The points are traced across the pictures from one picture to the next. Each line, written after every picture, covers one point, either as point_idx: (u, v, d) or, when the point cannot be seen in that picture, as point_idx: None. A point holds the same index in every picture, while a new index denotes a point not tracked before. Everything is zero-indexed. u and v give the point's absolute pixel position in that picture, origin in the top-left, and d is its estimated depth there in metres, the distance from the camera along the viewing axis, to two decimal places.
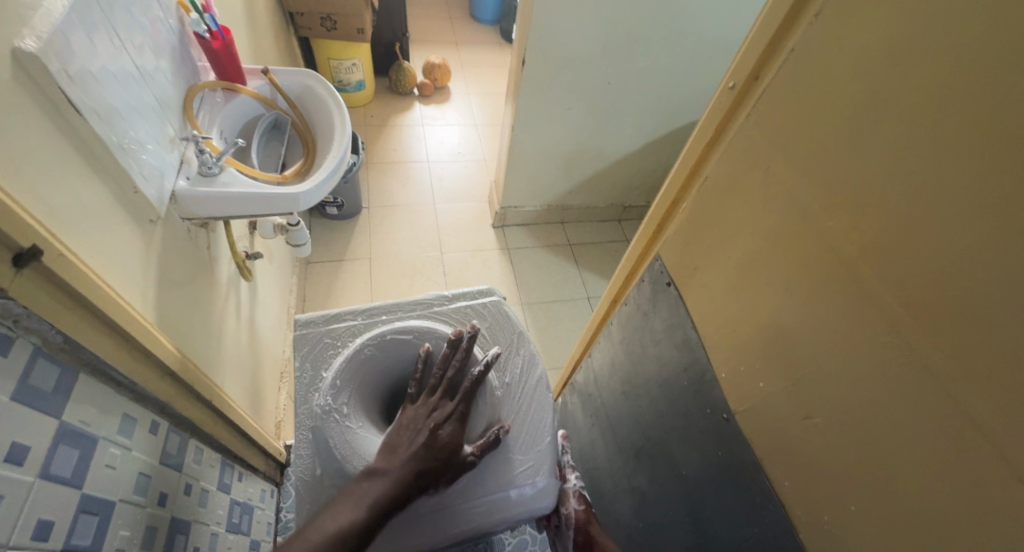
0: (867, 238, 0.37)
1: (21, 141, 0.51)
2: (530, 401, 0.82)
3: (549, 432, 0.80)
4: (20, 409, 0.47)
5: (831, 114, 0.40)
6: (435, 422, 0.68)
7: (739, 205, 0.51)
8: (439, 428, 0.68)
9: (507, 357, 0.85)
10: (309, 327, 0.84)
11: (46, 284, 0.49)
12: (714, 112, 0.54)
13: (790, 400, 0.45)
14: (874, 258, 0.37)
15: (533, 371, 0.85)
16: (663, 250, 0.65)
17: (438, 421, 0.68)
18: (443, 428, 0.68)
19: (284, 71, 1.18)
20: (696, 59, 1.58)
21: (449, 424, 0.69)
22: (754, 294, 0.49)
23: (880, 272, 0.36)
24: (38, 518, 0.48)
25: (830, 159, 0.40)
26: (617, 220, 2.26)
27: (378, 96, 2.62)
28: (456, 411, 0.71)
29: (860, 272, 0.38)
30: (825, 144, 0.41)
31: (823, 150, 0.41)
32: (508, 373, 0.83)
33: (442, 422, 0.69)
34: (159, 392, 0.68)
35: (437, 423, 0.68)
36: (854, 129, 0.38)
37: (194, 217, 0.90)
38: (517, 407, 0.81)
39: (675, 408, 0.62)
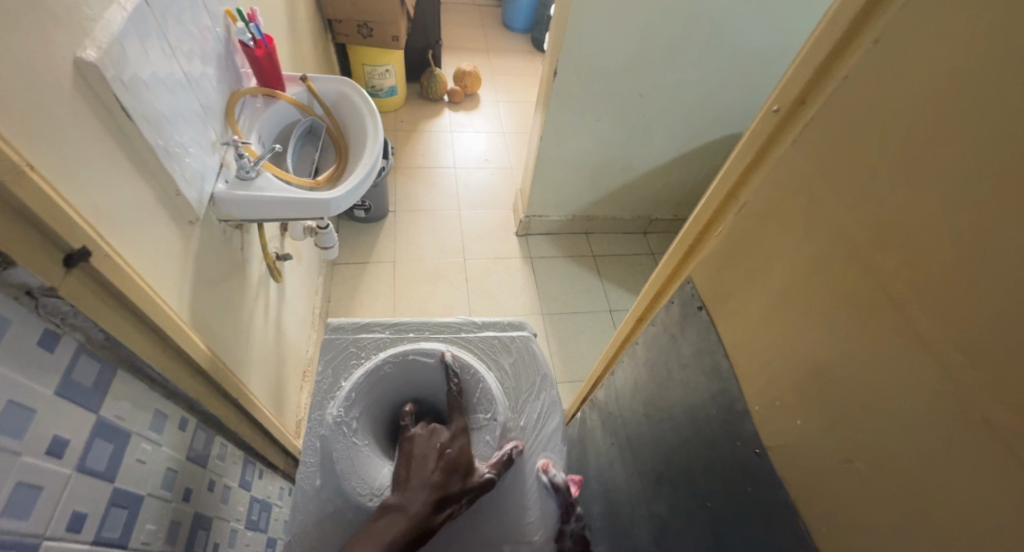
0: (920, 277, 0.36)
1: (78, 145, 0.53)
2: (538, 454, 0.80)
3: (557, 485, 0.78)
4: (62, 403, 0.48)
5: (879, 148, 0.39)
6: (440, 442, 0.71)
7: (779, 233, 0.49)
8: (446, 448, 0.70)
9: (526, 402, 0.84)
10: (340, 333, 0.86)
11: (93, 283, 0.50)
12: (756, 136, 0.53)
13: (829, 441, 0.43)
14: (926, 297, 0.35)
15: (549, 421, 0.84)
16: (695, 273, 0.64)
17: (443, 443, 0.71)
18: (448, 449, 0.70)
19: (322, 78, 1.20)
20: (731, 72, 1.56)
21: (455, 442, 0.71)
22: (791, 326, 0.48)
23: (932, 311, 0.35)
24: (74, 509, 0.49)
25: (878, 191, 0.39)
26: (642, 233, 2.23)
27: (409, 101, 2.66)
28: (458, 432, 0.73)
29: (911, 313, 0.36)
30: (875, 176, 0.39)
31: (870, 182, 0.40)
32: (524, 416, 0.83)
33: (448, 441, 0.71)
34: (190, 390, 0.70)
35: (443, 445, 0.71)
36: (908, 163, 0.37)
37: (231, 219, 0.93)
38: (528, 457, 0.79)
39: (701, 436, 0.61)
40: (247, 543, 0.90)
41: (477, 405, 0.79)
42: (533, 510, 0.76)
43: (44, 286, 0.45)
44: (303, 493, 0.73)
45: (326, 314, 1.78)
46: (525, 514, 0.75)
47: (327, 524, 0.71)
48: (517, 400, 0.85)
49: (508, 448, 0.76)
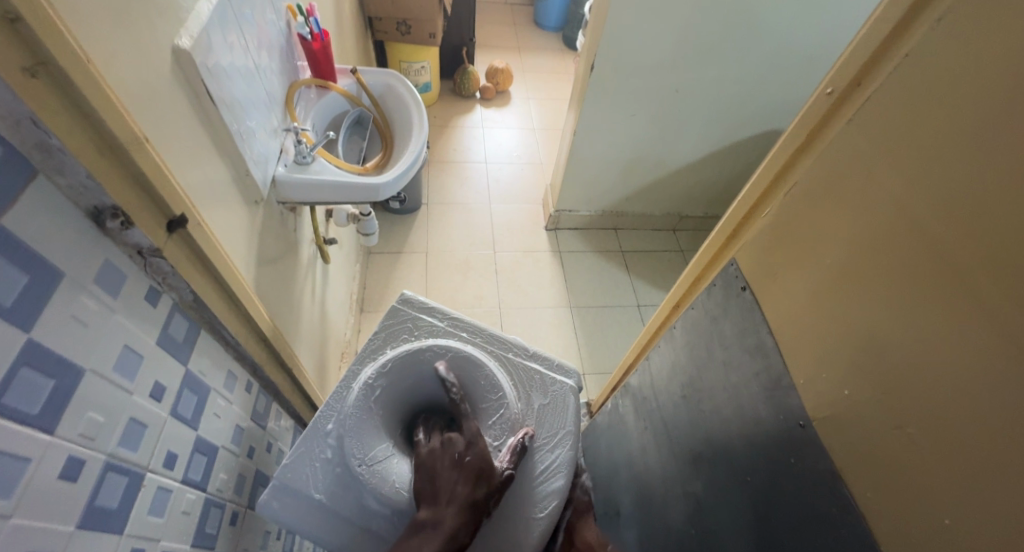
0: (982, 247, 0.37)
1: (174, 125, 0.59)
2: (521, 506, 0.66)
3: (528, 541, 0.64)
4: (161, 353, 0.54)
5: (944, 124, 0.40)
6: (457, 453, 0.62)
7: (834, 210, 0.50)
8: (464, 457, 0.62)
9: (540, 448, 0.70)
10: (405, 306, 0.81)
11: (186, 248, 0.55)
12: (808, 118, 0.54)
13: (878, 409, 0.45)
14: (985, 265, 0.36)
15: (553, 481, 0.68)
16: (738, 254, 0.65)
17: (462, 451, 0.62)
18: (467, 456, 0.62)
19: (370, 71, 1.26)
20: (770, 68, 1.55)
21: (474, 448, 0.63)
22: (841, 301, 0.49)
23: (994, 279, 0.36)
24: (167, 450, 0.54)
25: (943, 164, 0.40)
26: (672, 230, 2.23)
27: (442, 98, 2.72)
28: (475, 437, 0.64)
29: (972, 280, 0.37)
30: (934, 150, 0.40)
31: (934, 157, 0.40)
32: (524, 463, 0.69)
33: (465, 450, 0.62)
34: (255, 355, 0.75)
35: (462, 453, 0.62)
36: (969, 135, 0.38)
37: (288, 202, 0.99)
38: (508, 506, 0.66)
39: (743, 412, 0.62)
40: None
41: (490, 427, 0.70)
42: (539, 530, 0.65)
43: (151, 247, 0.50)
44: (304, 451, 0.67)
45: (362, 300, 1.85)
46: (532, 525, 0.65)
47: (320, 481, 0.66)
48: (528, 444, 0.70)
49: (520, 434, 0.69)
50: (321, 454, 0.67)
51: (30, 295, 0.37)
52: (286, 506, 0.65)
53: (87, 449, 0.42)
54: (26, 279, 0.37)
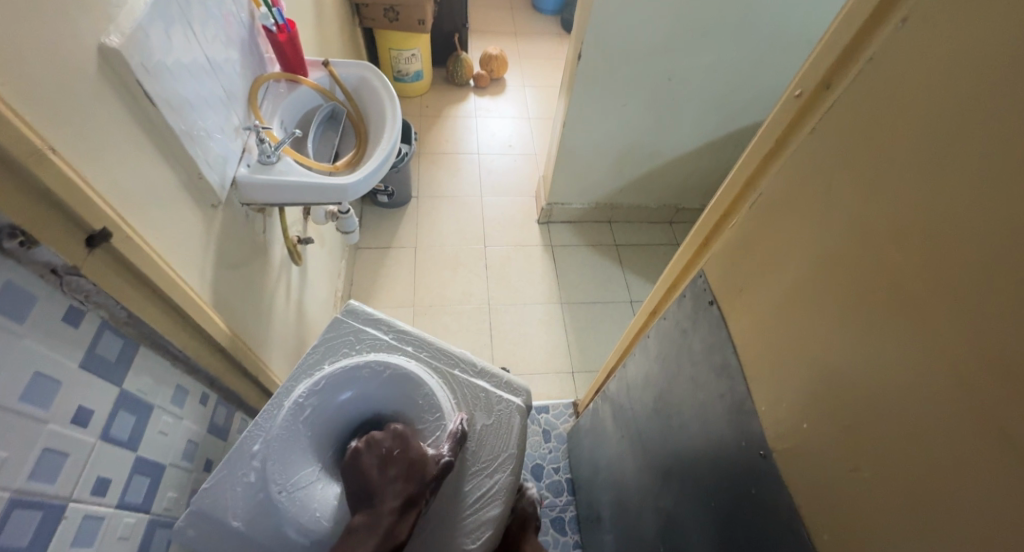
0: (943, 276, 0.33)
1: (102, 130, 0.55)
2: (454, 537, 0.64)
3: None
4: (87, 375, 0.51)
5: (905, 140, 0.36)
6: (384, 449, 0.62)
7: (792, 227, 0.47)
8: (391, 451, 0.62)
9: (477, 473, 0.68)
10: (351, 319, 0.79)
11: (112, 263, 0.52)
12: (775, 124, 0.50)
13: (837, 448, 0.41)
14: (945, 297, 0.33)
15: (489, 509, 0.66)
16: (706, 266, 0.61)
17: (388, 447, 0.62)
18: (394, 450, 0.62)
19: (344, 63, 1.22)
20: (766, 54, 1.49)
21: (400, 442, 0.63)
22: (801, 327, 0.45)
23: (952, 313, 0.32)
24: (97, 475, 0.52)
25: (904, 183, 0.36)
26: (668, 223, 2.18)
27: (435, 86, 2.66)
28: (401, 431, 0.64)
29: (931, 313, 0.34)
30: (893, 167, 0.37)
31: (893, 177, 0.37)
32: (459, 491, 0.67)
33: (391, 444, 0.62)
34: (210, 366, 0.73)
35: (388, 450, 0.62)
36: (931, 152, 0.34)
37: (253, 203, 0.95)
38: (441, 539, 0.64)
39: (708, 433, 0.59)
40: None
41: None
42: None
43: (66, 265, 0.47)
44: (227, 472, 0.65)
45: (349, 297, 1.83)
46: None
47: (240, 507, 0.64)
48: (466, 470, 0.68)
49: (458, 422, 0.69)
50: (244, 476, 0.65)
51: None
52: (200, 534, 0.62)
53: None
54: None
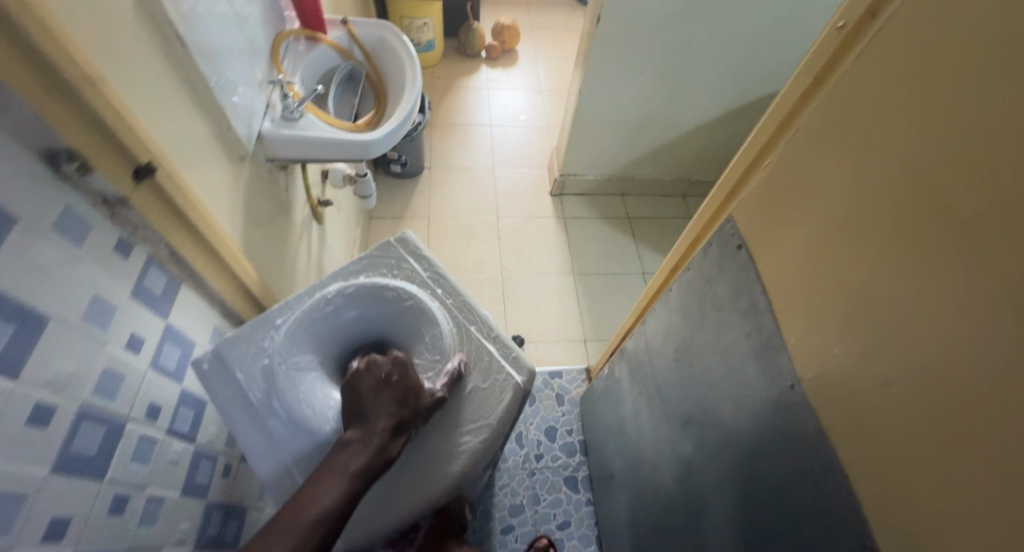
0: (987, 188, 0.33)
1: (139, 70, 0.56)
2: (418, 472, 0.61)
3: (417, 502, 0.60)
4: (137, 305, 0.53)
5: (959, 46, 0.35)
6: (383, 373, 0.59)
7: (834, 157, 0.46)
8: (390, 376, 0.59)
9: (459, 425, 0.63)
10: (399, 244, 0.72)
11: (156, 199, 0.53)
12: (816, 58, 0.49)
13: (867, 370, 0.42)
14: (987, 210, 0.32)
15: (455, 462, 0.61)
16: (736, 212, 0.61)
17: (388, 371, 0.59)
18: (393, 376, 0.59)
19: (362, 23, 1.21)
20: (790, 19, 1.45)
21: (400, 369, 0.60)
22: (838, 258, 0.46)
23: (996, 226, 0.32)
24: (149, 401, 0.55)
25: (958, 99, 0.35)
26: (681, 197, 2.16)
27: (447, 57, 2.63)
28: (402, 359, 0.61)
29: (975, 229, 0.33)
30: (942, 83, 0.36)
31: (947, 87, 0.35)
32: (433, 435, 0.63)
33: (390, 370, 0.59)
34: (242, 312, 0.75)
35: (387, 374, 0.59)
36: (985, 61, 0.33)
37: (277, 159, 0.96)
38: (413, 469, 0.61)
39: (731, 373, 0.61)
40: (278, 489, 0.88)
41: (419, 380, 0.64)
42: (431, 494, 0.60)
43: (117, 196, 0.48)
44: (247, 335, 0.64)
45: None
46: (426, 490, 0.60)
47: (247, 367, 0.62)
48: (445, 418, 0.63)
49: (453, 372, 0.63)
50: (262, 347, 0.63)
51: None
52: (210, 375, 0.61)
53: (57, 397, 0.42)
54: None
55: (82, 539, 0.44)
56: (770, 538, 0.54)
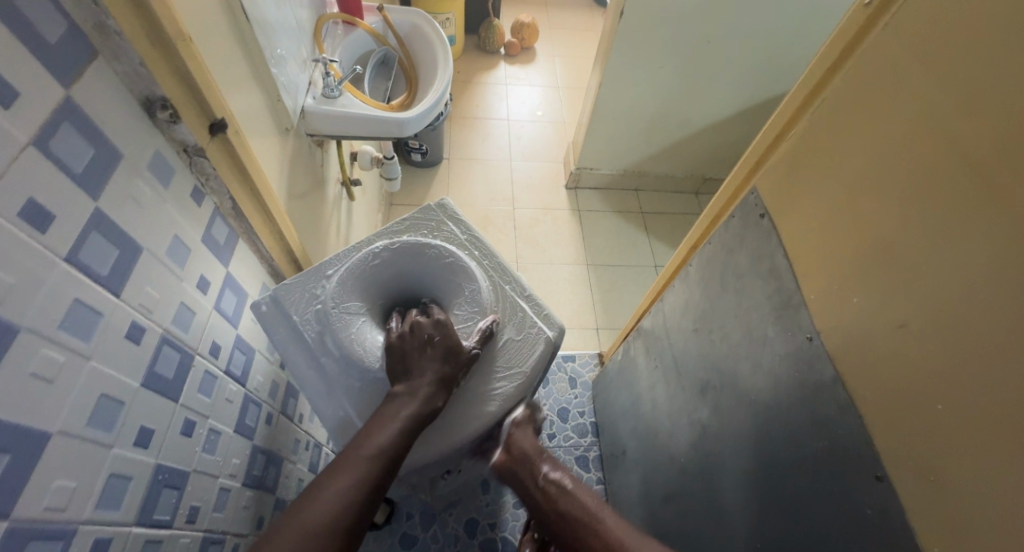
0: (1007, 136, 0.36)
1: (212, 37, 0.61)
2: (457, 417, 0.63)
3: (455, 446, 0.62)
4: (206, 250, 0.57)
5: (983, 11, 0.38)
6: (426, 333, 0.62)
7: (860, 121, 0.50)
8: (432, 337, 0.62)
9: (493, 374, 0.66)
10: (439, 209, 0.77)
11: (227, 155, 0.58)
12: (843, 33, 0.52)
13: (886, 313, 0.46)
14: (1007, 156, 0.36)
15: (490, 406, 0.64)
16: (760, 182, 0.65)
17: (430, 332, 0.62)
18: (435, 336, 0.62)
19: (396, 10, 1.25)
20: (810, 19, 1.48)
21: (442, 329, 0.63)
22: (861, 213, 0.49)
23: (1016, 170, 0.35)
24: (212, 340, 0.59)
25: (979, 59, 0.38)
26: (694, 194, 2.19)
27: (467, 52, 2.67)
28: (443, 320, 0.64)
29: (996, 174, 0.37)
30: (967, 44, 0.39)
31: (971, 48, 0.39)
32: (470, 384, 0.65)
33: (432, 330, 0.62)
34: (286, 273, 0.80)
35: (429, 335, 0.62)
36: (1009, 22, 0.36)
37: (316, 134, 1.01)
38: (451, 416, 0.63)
39: (751, 336, 0.64)
40: (308, 448, 0.92)
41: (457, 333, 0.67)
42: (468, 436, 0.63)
43: (196, 146, 0.53)
44: (302, 285, 0.68)
45: None
46: (464, 434, 0.63)
47: (302, 311, 0.66)
48: (479, 366, 0.66)
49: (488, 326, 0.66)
50: (314, 295, 0.67)
51: (95, 165, 0.40)
52: (267, 317, 0.66)
53: (147, 319, 0.47)
54: (92, 152, 0.40)
55: (164, 450, 0.48)
56: (785, 485, 0.57)
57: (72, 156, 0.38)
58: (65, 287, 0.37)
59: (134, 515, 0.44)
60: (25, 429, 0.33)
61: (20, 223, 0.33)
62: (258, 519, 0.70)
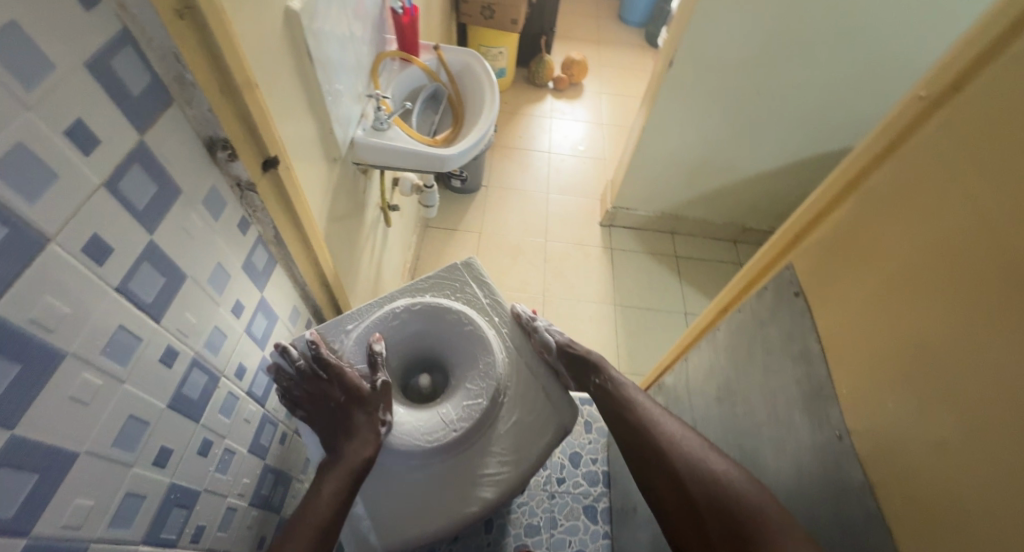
0: None
1: (274, 78, 0.65)
2: (444, 499, 0.62)
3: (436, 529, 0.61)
4: (245, 276, 0.60)
5: None
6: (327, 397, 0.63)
7: (907, 220, 0.48)
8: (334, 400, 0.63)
9: (494, 454, 0.64)
10: (465, 269, 0.77)
11: (275, 190, 0.61)
12: (892, 124, 0.51)
13: (923, 424, 0.43)
14: None
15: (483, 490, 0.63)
16: (799, 262, 0.63)
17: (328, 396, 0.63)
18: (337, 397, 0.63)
19: (450, 49, 1.31)
20: (863, 78, 1.43)
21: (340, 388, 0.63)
22: (904, 316, 0.47)
23: None
24: (239, 362, 0.62)
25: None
26: (733, 242, 2.14)
27: (515, 85, 2.75)
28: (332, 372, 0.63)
29: None
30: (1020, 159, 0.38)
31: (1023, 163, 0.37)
32: (465, 462, 0.64)
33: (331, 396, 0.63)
34: (317, 297, 0.82)
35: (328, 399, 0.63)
36: None
37: (361, 163, 1.06)
38: (439, 496, 0.62)
39: (775, 418, 0.62)
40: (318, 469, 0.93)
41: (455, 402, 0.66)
42: (457, 519, 0.61)
43: (248, 181, 0.56)
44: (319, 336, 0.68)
45: (414, 271, 1.93)
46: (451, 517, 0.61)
47: None
48: (481, 444, 0.65)
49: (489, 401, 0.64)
50: (331, 349, 0.67)
51: (156, 201, 0.43)
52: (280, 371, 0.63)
53: (181, 343, 0.49)
54: (155, 189, 0.43)
55: (179, 470, 0.50)
56: None
57: (137, 193, 0.41)
58: (112, 314, 0.39)
59: (144, 533, 0.46)
60: (57, 449, 0.35)
61: (82, 257, 0.36)
62: (262, 538, 0.70)
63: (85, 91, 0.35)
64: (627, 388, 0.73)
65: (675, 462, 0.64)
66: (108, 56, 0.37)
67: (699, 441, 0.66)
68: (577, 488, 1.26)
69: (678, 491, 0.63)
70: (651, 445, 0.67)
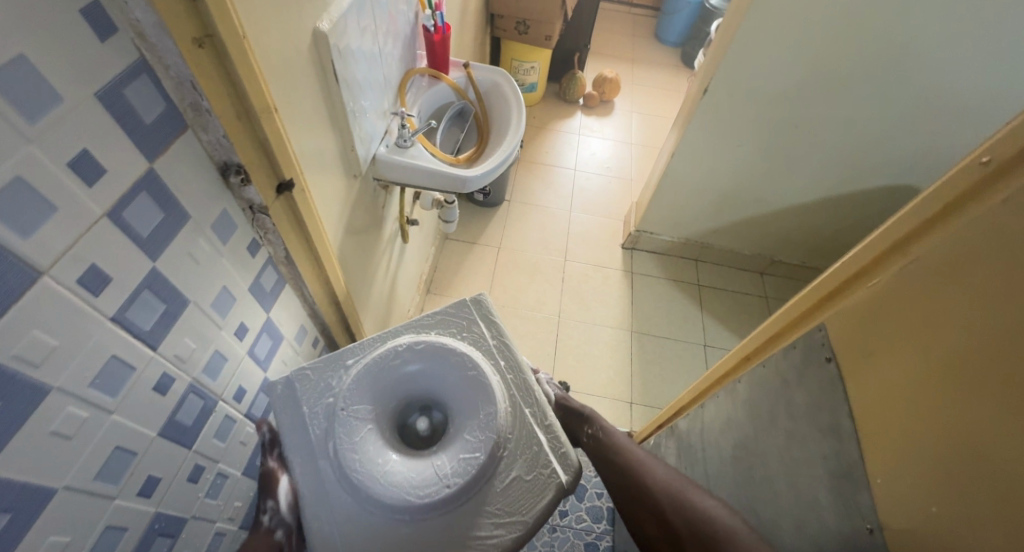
0: None
1: (297, 99, 0.65)
2: None
3: None
4: (251, 299, 0.59)
5: None
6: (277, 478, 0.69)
7: (961, 304, 0.43)
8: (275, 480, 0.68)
9: (490, 514, 0.61)
10: (475, 306, 0.76)
11: (288, 212, 0.60)
12: (946, 188, 0.47)
13: (975, 535, 0.39)
14: None
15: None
16: (833, 326, 0.58)
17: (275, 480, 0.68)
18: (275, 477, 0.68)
19: (480, 67, 1.30)
20: (911, 120, 1.33)
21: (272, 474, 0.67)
22: (953, 412, 0.42)
23: None
24: (239, 385, 0.61)
25: None
26: (759, 273, 2.06)
27: (546, 99, 2.74)
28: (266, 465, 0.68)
29: None
30: None
31: None
32: (458, 521, 0.60)
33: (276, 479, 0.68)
34: (326, 316, 0.81)
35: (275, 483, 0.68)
36: None
37: (382, 179, 1.05)
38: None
39: (798, 492, 0.58)
40: None
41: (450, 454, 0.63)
42: None
43: (261, 205, 0.55)
44: (321, 368, 0.68)
45: (431, 282, 1.93)
46: None
47: (312, 406, 0.65)
48: (476, 502, 0.62)
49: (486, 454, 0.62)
50: (332, 384, 0.67)
51: (161, 229, 0.42)
52: (280, 402, 0.66)
53: (177, 369, 0.48)
54: (161, 217, 0.42)
55: (164, 499, 0.49)
56: None
57: (142, 221, 0.40)
58: (104, 346, 0.38)
59: None
60: (28, 485, 0.34)
61: (77, 289, 0.35)
62: None
63: (93, 122, 0.34)
64: (616, 436, 0.75)
65: (659, 498, 0.67)
66: (121, 85, 0.36)
67: (680, 476, 0.69)
68: (579, 524, 1.22)
69: (664, 527, 0.65)
70: (637, 484, 0.69)
